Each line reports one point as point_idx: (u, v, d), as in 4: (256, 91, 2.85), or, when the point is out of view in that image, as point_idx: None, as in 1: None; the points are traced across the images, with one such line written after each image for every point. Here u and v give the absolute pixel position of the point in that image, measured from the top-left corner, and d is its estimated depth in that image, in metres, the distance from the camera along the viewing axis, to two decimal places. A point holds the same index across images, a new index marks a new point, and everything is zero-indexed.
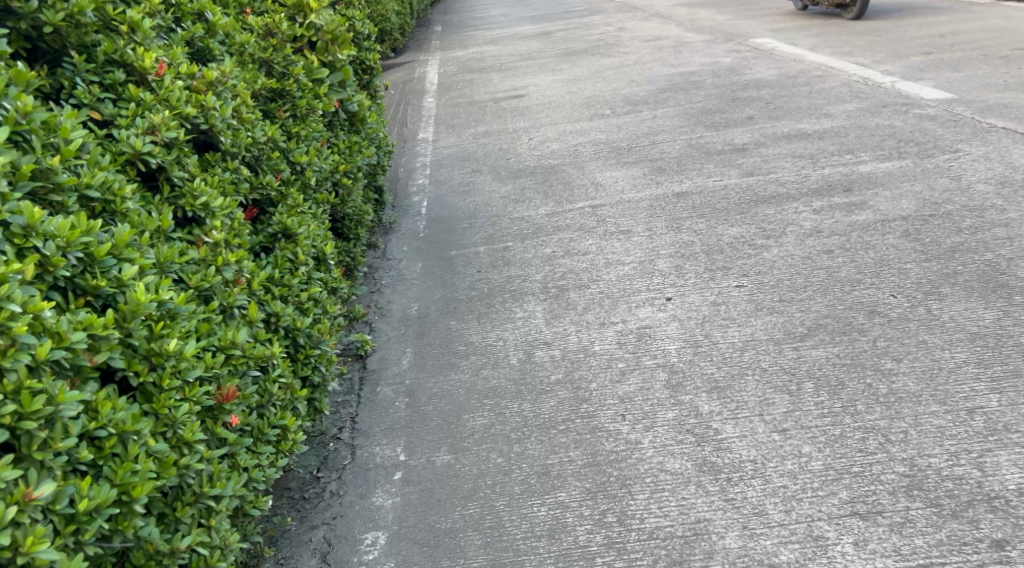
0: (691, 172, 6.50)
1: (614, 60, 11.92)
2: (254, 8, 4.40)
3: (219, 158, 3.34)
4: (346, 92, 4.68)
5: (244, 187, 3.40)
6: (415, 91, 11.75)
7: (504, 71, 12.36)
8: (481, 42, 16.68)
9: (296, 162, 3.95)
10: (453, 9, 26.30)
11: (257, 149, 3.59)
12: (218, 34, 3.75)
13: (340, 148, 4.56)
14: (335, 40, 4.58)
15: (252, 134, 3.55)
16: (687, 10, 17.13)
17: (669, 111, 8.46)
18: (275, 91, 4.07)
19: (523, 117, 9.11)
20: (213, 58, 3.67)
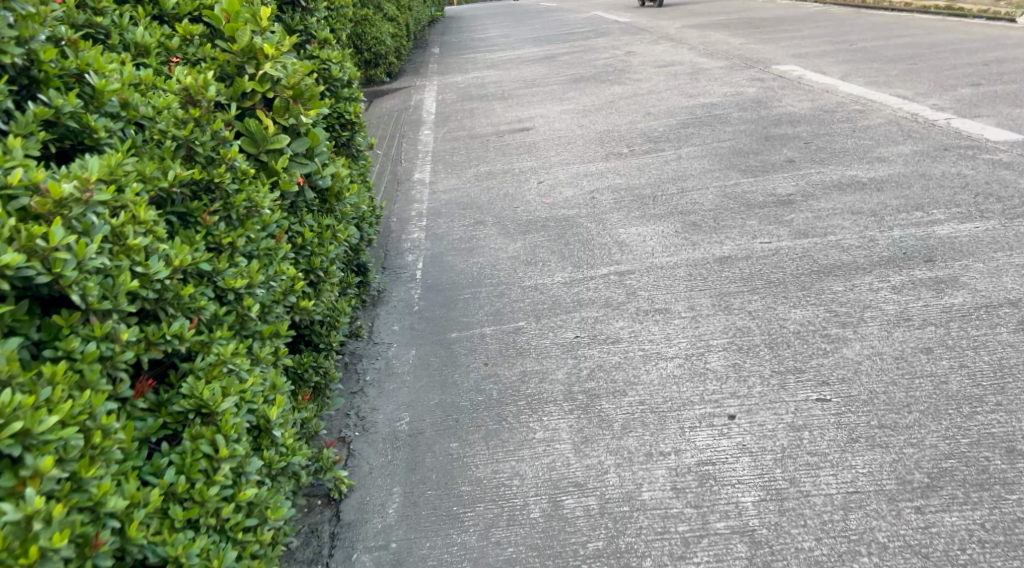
0: (731, 230, 5.55)
1: (626, 89, 11.00)
2: (187, 55, 3.47)
3: (77, 321, 2.36)
4: (315, 162, 3.71)
5: (120, 358, 2.42)
6: (410, 122, 10.84)
7: (507, 100, 11.44)
8: (481, 66, 15.78)
9: (226, 291, 2.93)
10: (453, 30, 25.40)
11: (154, 287, 2.60)
12: (106, 103, 2.86)
13: (306, 239, 3.60)
14: (298, 96, 3.57)
15: (146, 272, 2.56)
16: (699, 33, 16.26)
17: (696, 150, 7.53)
18: (199, 183, 3.10)
19: (530, 155, 8.19)
20: (98, 140, 2.79)
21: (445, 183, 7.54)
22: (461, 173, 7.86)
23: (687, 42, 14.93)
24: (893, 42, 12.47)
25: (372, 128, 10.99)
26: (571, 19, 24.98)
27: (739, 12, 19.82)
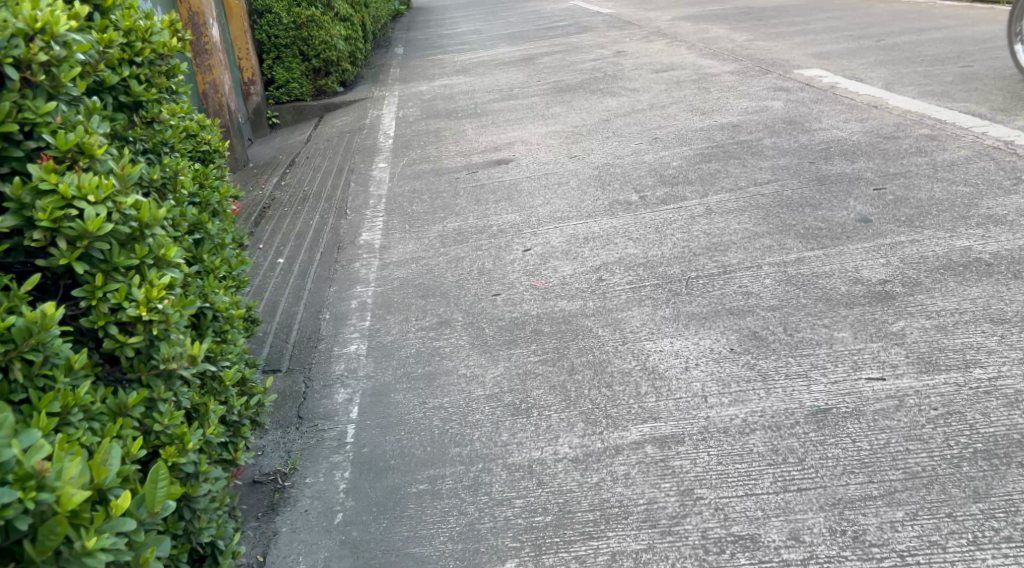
0: (814, 352, 3.71)
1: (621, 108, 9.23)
2: None
3: None
4: None
5: None
6: (365, 155, 9.13)
7: (481, 123, 9.69)
8: (449, 72, 14.05)
9: None
10: (424, 25, 23.58)
11: None
12: None
13: None
14: None
15: None
16: (695, 26, 14.53)
17: (729, 200, 5.74)
18: None
19: (512, 208, 6.49)
20: None
21: (400, 258, 5.74)
22: (422, 239, 6.10)
23: (685, 39, 13.06)
24: (930, 36, 10.64)
25: (321, 163, 9.31)
26: (550, 10, 23.13)
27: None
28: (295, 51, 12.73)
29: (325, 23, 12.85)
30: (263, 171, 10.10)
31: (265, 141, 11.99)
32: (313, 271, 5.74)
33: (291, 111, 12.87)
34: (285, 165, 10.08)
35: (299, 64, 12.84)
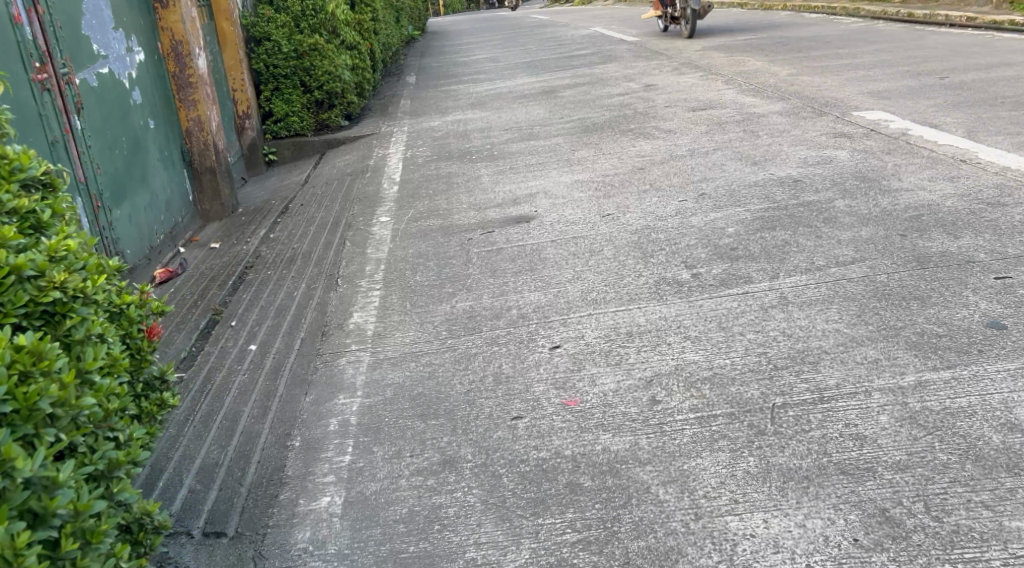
0: (982, 557, 2.65)
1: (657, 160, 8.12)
2: None
3: None
4: None
5: None
6: (365, 207, 8.07)
7: (498, 173, 8.61)
8: (464, 106, 13.01)
9: None
10: (440, 52, 22.61)
11: None
12: None
13: None
14: None
15: None
16: (730, 57, 13.41)
17: (807, 285, 4.57)
18: None
19: (534, 286, 5.37)
20: None
21: (394, 360, 4.60)
22: (424, 328, 5.00)
23: (722, 73, 11.91)
24: (1004, 73, 9.42)
25: (316, 216, 8.29)
26: (572, 36, 22.15)
27: (775, 28, 16.73)
28: (296, 81, 11.74)
29: (330, 52, 11.84)
30: (250, 220, 9.17)
31: (260, 181, 11.06)
32: (287, 372, 4.69)
33: (291, 146, 11.91)
34: (276, 213, 9.13)
35: (301, 95, 11.82)
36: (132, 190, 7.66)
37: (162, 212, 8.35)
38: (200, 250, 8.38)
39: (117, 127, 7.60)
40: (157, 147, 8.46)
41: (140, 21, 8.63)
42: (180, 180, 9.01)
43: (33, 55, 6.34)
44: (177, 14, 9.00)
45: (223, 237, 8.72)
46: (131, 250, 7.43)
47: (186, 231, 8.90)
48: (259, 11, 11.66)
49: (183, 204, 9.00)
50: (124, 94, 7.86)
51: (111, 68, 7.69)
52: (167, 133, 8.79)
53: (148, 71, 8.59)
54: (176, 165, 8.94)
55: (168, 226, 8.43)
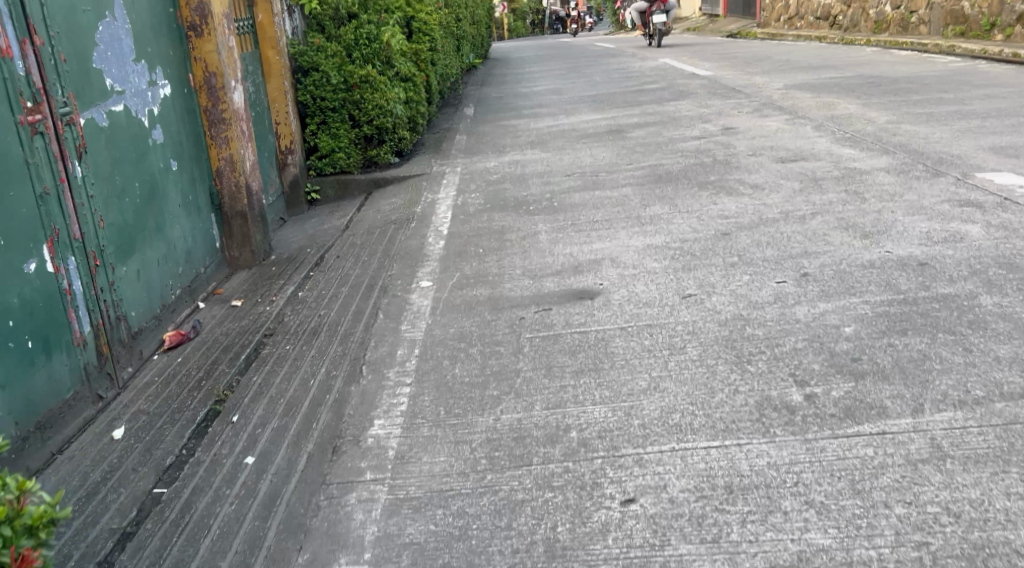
0: None
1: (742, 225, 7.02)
2: None
3: None
4: None
5: None
6: (405, 270, 7.08)
7: (557, 231, 7.59)
8: (523, 145, 12.00)
9: None
10: (501, 81, 21.75)
11: None
12: None
13: None
14: None
15: None
16: (817, 100, 12.24)
17: (966, 430, 3.50)
18: None
19: (599, 393, 4.31)
20: None
21: (417, 505, 3.59)
22: (458, 451, 3.97)
23: (811, 120, 10.76)
24: None
25: (351, 277, 7.32)
26: (641, 68, 21.17)
27: (864, 68, 15.49)
28: (344, 115, 10.81)
29: (382, 85, 10.85)
30: (282, 272, 8.18)
31: (299, 223, 10.14)
32: (281, 509, 3.74)
33: (335, 185, 11.03)
34: (310, 267, 8.12)
35: (349, 131, 10.89)
36: (144, 242, 6.73)
37: (183, 262, 7.39)
38: (222, 307, 7.43)
39: (129, 172, 6.66)
40: (182, 190, 7.50)
41: (171, 50, 7.65)
42: (209, 225, 8.05)
43: (24, 92, 5.46)
44: (211, 43, 7.99)
45: (250, 292, 7.75)
46: (138, 311, 6.49)
47: (211, 280, 7.95)
48: (309, 40, 10.80)
49: (211, 250, 8.03)
50: (143, 135, 6.93)
51: (127, 105, 6.75)
52: (195, 175, 7.81)
53: (177, 106, 7.63)
54: (204, 208, 7.98)
55: (190, 277, 7.48)
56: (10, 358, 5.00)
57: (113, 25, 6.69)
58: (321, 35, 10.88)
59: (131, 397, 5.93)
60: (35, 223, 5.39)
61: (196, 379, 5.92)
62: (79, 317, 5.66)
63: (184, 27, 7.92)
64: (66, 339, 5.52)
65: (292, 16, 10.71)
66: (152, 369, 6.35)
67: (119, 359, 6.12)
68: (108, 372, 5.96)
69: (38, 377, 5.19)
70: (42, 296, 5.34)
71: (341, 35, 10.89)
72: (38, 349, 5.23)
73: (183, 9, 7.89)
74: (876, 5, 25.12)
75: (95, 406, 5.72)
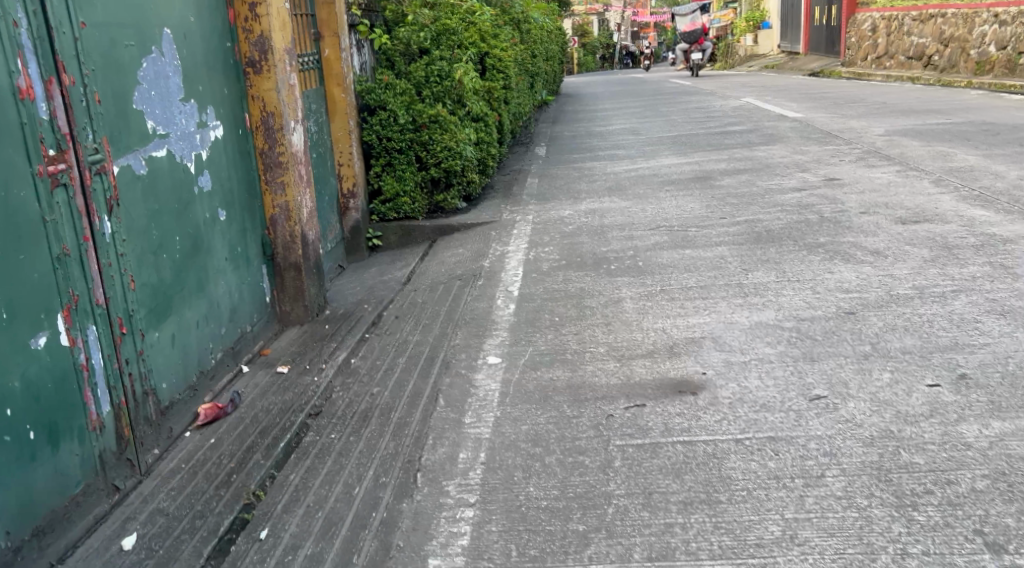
0: None
1: (863, 305, 6.04)
2: None
3: None
4: None
5: None
6: (470, 338, 6.11)
7: (646, 297, 6.64)
8: (601, 191, 11.06)
9: None
10: (574, 118, 20.97)
11: None
12: None
13: None
14: None
15: None
16: (929, 158, 11.20)
17: None
18: None
19: (724, 541, 3.50)
20: None
21: None
22: None
23: (926, 182, 9.74)
24: None
25: (408, 344, 6.30)
26: (723, 107, 20.23)
27: (973, 122, 14.39)
28: (412, 156, 9.93)
29: (452, 125, 10.05)
30: (334, 331, 7.13)
31: (358, 272, 9.25)
32: None
33: (399, 231, 10.05)
34: (366, 326, 7.04)
35: (415, 174, 10.03)
36: (181, 303, 5.66)
37: (226, 321, 6.37)
38: (266, 373, 6.35)
39: (169, 225, 5.61)
40: (227, 241, 6.46)
41: (224, 88, 6.64)
42: (257, 278, 7.00)
43: (45, 139, 4.55)
44: (271, 81, 6.98)
45: (296, 355, 6.66)
46: (171, 381, 5.44)
47: (257, 339, 6.90)
48: (377, 77, 10.09)
49: (257, 306, 6.97)
50: (188, 181, 5.88)
51: (171, 149, 5.72)
52: (245, 224, 6.82)
53: (227, 149, 6.60)
54: (251, 260, 6.93)
55: (232, 337, 6.43)
56: (5, 456, 4.14)
57: (159, 61, 5.66)
58: (390, 72, 10.23)
59: (154, 487, 4.94)
60: (51, 290, 4.50)
61: (226, 473, 4.97)
62: (97, 397, 4.73)
63: (242, 62, 6.93)
64: (79, 424, 4.59)
65: (360, 51, 10.01)
66: (181, 451, 5.29)
67: (143, 440, 5.11)
68: (128, 458, 4.97)
69: (39, 474, 4.31)
70: (53, 376, 4.45)
71: (411, 72, 10.18)
72: (42, 440, 4.36)
73: (241, 43, 6.91)
74: (980, 43, 24.91)
75: (110, 500, 4.76)
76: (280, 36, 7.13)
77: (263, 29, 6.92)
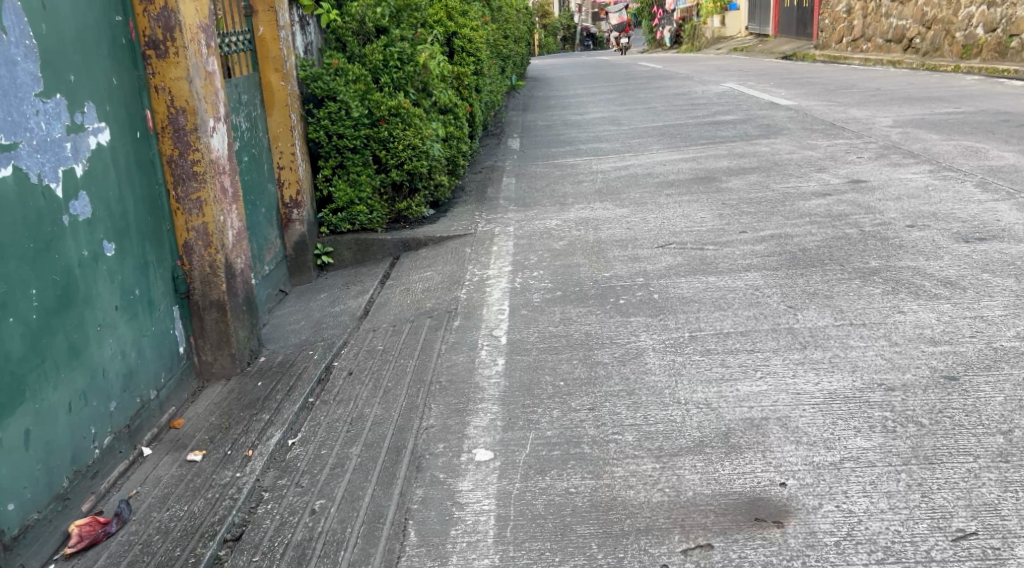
0: None
1: (967, 367, 4.60)
2: None
3: None
4: None
5: None
6: (449, 414, 4.57)
7: (673, 350, 5.17)
8: (589, 196, 9.53)
9: None
10: (545, 105, 19.43)
11: None
12: None
13: None
14: None
15: None
16: (959, 159, 9.87)
17: None
18: None
19: None
20: None
21: None
22: None
23: (969, 189, 8.40)
24: None
25: (365, 421, 4.70)
26: (705, 93, 18.81)
27: (988, 115, 13.11)
28: (368, 157, 8.34)
29: (417, 119, 8.45)
30: (267, 395, 5.46)
31: (303, 299, 7.65)
32: None
33: (354, 246, 8.43)
34: (310, 391, 5.37)
35: (372, 177, 8.42)
36: (41, 381, 3.98)
37: (118, 392, 4.72)
38: (172, 465, 4.68)
39: (19, 274, 3.91)
40: (117, 285, 4.77)
41: (112, 77, 4.96)
42: (162, 328, 5.33)
43: None
44: (181, 67, 5.39)
45: (215, 437, 4.98)
46: (21, 499, 3.76)
47: (163, 408, 5.23)
48: (326, 61, 8.48)
49: (162, 365, 5.29)
50: (51, 210, 4.17)
51: (20, 164, 3.97)
52: (145, 256, 5.18)
53: (116, 158, 4.91)
54: (154, 303, 5.26)
55: (124, 414, 4.76)
56: None
57: None
58: (341, 54, 8.60)
59: None
60: None
61: None
62: None
63: (141, 43, 5.33)
64: None
65: (305, 30, 8.39)
66: None
67: None
68: None
69: None
70: None
71: (366, 55, 8.57)
72: None
73: (138, 17, 5.31)
74: (966, 26, 23.73)
75: None
76: (192, 7, 5.53)
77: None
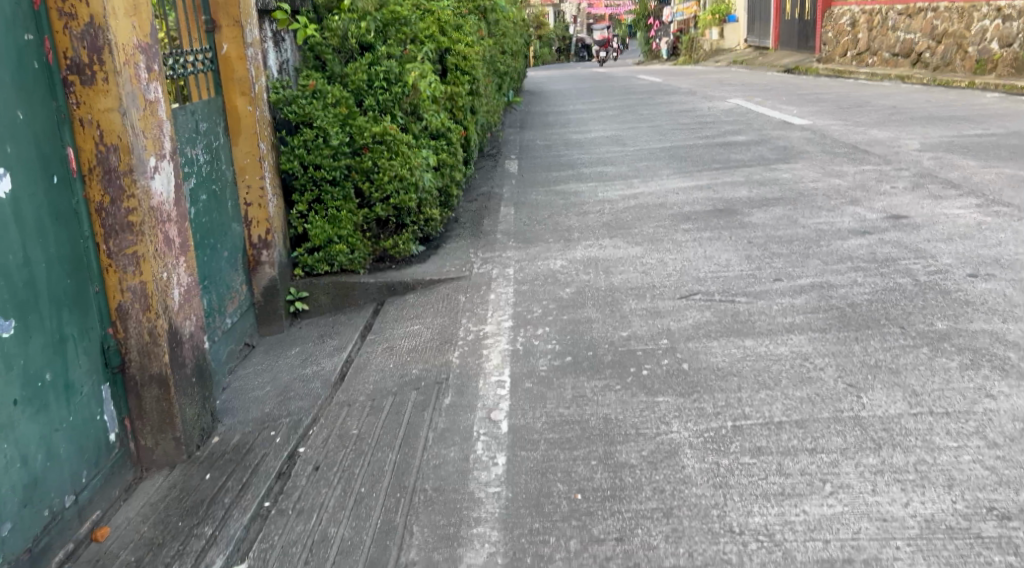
0: None
1: None
2: None
3: None
4: None
5: None
6: (434, 543, 3.68)
7: (715, 447, 4.17)
8: (597, 231, 8.54)
9: None
10: (544, 121, 18.48)
11: None
12: None
13: None
14: None
15: None
16: (1005, 190, 8.91)
17: None
18: None
19: None
20: None
21: None
22: None
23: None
24: None
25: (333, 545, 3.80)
26: (711, 110, 17.88)
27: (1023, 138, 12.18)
28: (349, 190, 7.34)
29: (405, 147, 7.48)
30: (213, 497, 4.43)
31: (271, 354, 6.63)
32: None
33: (332, 289, 7.40)
34: (264, 493, 4.34)
35: (355, 212, 7.41)
36: None
37: (15, 508, 3.77)
38: None
39: None
40: (16, 372, 3.85)
41: (17, 110, 4.03)
42: (88, 415, 4.35)
43: None
44: (111, 96, 4.40)
45: (141, 559, 3.98)
46: None
47: (84, 516, 4.23)
48: (303, 81, 7.49)
49: (85, 462, 4.29)
50: None
51: None
52: (64, 329, 4.21)
53: (20, 212, 3.97)
54: (77, 385, 4.29)
55: (23, 537, 3.81)
56: None
57: None
58: (320, 74, 7.61)
59: None
60: None
61: None
62: None
63: (61, 67, 4.34)
64: None
65: (280, 48, 7.44)
66: None
67: None
68: None
69: None
70: None
71: (348, 75, 7.60)
72: None
73: (57, 35, 4.33)
74: (979, 41, 22.86)
75: None
76: (127, 23, 4.55)
77: (95, 14, 4.33)
